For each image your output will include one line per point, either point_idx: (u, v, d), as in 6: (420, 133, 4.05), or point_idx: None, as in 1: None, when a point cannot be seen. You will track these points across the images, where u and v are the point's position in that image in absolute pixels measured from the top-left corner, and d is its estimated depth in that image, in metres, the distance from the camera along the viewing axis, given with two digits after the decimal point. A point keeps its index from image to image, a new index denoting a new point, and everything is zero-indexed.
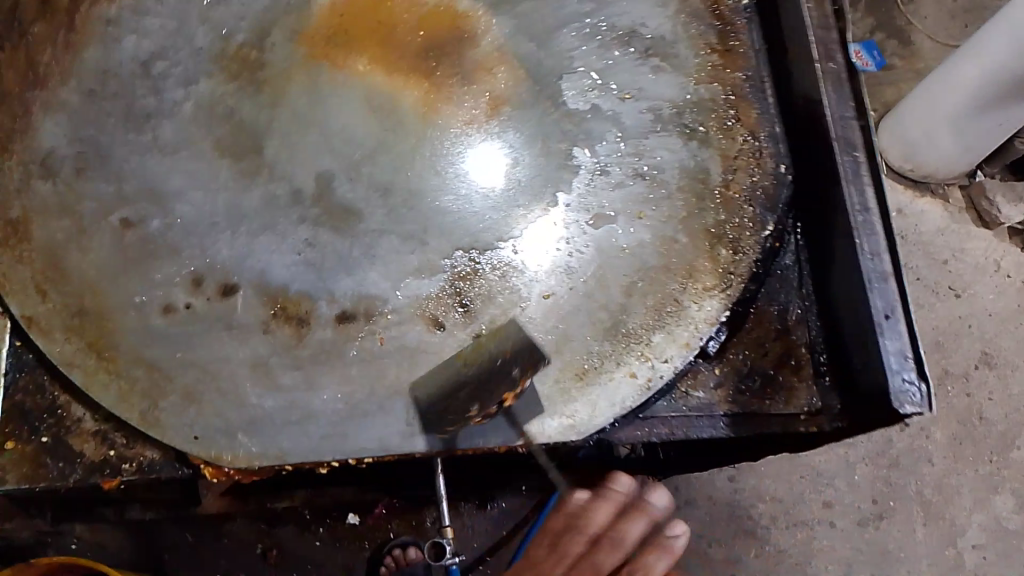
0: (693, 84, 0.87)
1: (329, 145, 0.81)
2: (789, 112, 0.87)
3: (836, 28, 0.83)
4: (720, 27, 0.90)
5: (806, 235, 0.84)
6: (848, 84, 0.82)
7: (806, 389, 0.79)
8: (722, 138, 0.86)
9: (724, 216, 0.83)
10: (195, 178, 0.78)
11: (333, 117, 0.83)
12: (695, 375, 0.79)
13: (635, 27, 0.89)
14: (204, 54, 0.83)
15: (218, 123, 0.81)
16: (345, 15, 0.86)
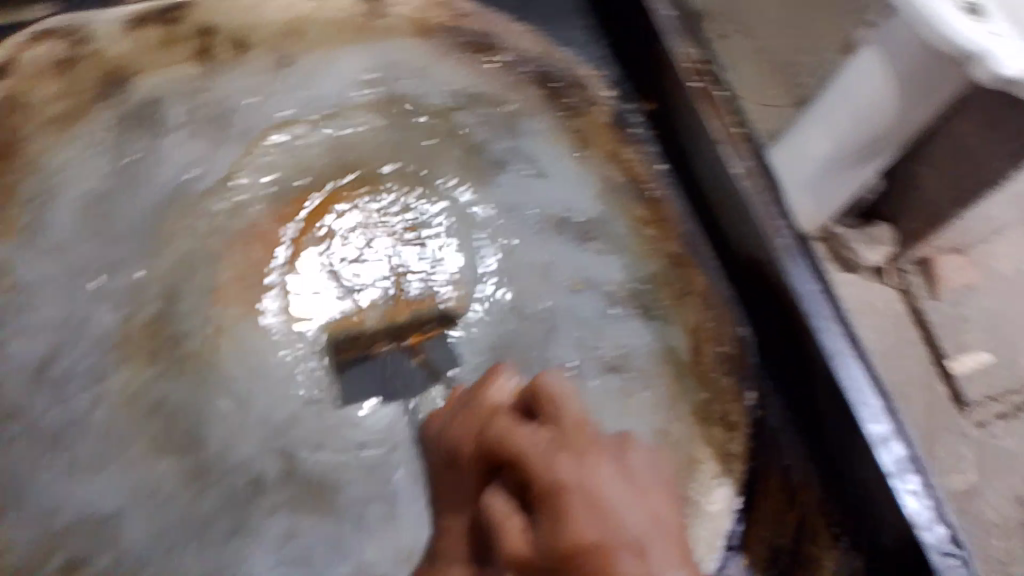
0: (638, 261, 0.85)
1: (286, 418, 0.72)
2: (735, 270, 0.86)
3: (777, 202, 0.82)
4: (646, 193, 0.87)
5: (777, 388, 0.83)
6: (806, 260, 0.80)
7: (829, 553, 0.77)
8: (672, 297, 0.84)
9: (706, 395, 0.81)
10: (132, 494, 0.67)
11: (254, 369, 0.73)
12: (735, 563, 0.76)
13: (564, 212, 0.85)
14: (104, 343, 0.71)
15: (144, 421, 0.70)
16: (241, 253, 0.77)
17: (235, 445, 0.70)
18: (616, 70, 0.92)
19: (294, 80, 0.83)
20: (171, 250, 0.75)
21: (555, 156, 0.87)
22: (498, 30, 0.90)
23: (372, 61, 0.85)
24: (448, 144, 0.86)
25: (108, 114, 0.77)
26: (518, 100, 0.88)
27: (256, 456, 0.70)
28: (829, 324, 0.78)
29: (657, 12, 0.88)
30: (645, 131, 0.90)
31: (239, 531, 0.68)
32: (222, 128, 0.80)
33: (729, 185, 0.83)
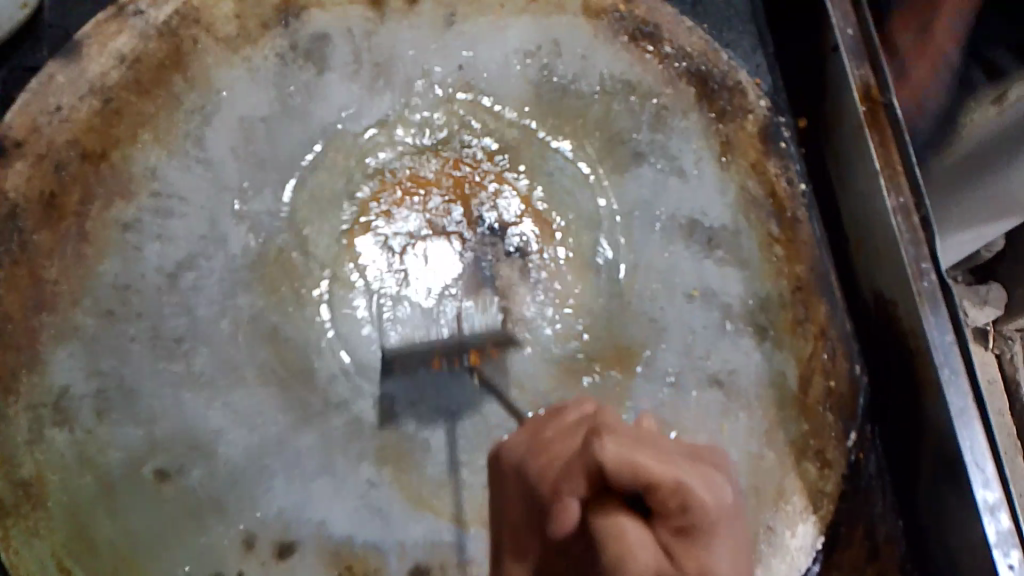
0: (763, 280, 0.83)
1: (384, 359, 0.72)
2: (858, 310, 0.84)
3: (928, 243, 0.77)
4: (783, 214, 0.85)
5: (871, 429, 0.81)
6: (945, 305, 0.76)
7: None
8: (788, 320, 0.82)
9: (808, 428, 0.78)
10: (233, 414, 0.69)
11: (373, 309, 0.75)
12: None
13: (697, 216, 0.84)
14: (238, 261, 0.73)
15: (258, 345, 0.71)
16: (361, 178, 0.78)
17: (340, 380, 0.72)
18: (775, 83, 0.92)
19: (460, 39, 0.83)
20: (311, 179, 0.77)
21: (698, 159, 0.86)
22: (664, 22, 0.88)
23: (537, 34, 0.86)
24: (595, 128, 0.85)
25: (281, 41, 0.79)
26: (671, 96, 0.87)
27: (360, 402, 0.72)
28: (956, 377, 0.74)
29: (840, 27, 0.84)
30: (794, 149, 0.88)
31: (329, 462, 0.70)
32: (382, 73, 0.81)
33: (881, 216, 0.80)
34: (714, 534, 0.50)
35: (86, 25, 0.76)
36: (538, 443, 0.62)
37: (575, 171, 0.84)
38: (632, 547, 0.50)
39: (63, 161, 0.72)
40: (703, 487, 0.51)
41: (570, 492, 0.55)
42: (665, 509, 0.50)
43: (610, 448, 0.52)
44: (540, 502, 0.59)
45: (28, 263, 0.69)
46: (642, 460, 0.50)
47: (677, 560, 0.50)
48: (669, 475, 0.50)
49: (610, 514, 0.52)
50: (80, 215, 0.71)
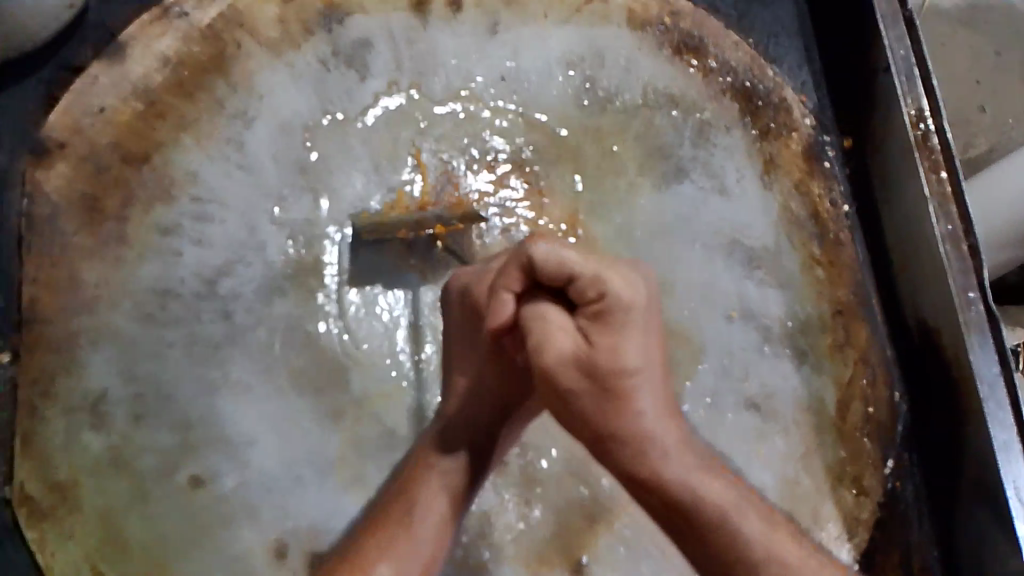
0: (804, 301, 0.81)
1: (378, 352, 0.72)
2: (901, 335, 0.83)
3: (977, 271, 0.75)
4: (826, 235, 0.84)
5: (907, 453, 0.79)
6: (993, 336, 0.73)
7: None
8: (828, 343, 0.80)
9: (845, 454, 0.78)
10: (266, 423, 0.69)
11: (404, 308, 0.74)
12: None
13: (738, 233, 0.83)
14: (276, 267, 0.72)
15: (294, 353, 0.71)
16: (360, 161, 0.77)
17: (376, 390, 0.71)
18: (822, 99, 0.90)
19: (503, 48, 0.82)
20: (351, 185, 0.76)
21: (740, 176, 0.84)
22: (710, 35, 0.87)
23: (581, 44, 0.84)
24: (636, 142, 0.84)
25: (324, 46, 0.78)
26: (714, 110, 0.86)
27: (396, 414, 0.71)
28: (1003, 413, 0.71)
29: (891, 48, 0.82)
30: (838, 168, 0.87)
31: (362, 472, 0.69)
32: (424, 82, 0.80)
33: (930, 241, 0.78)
34: (636, 377, 0.52)
35: (128, 26, 0.76)
36: (481, 266, 0.61)
37: (616, 184, 0.83)
38: (552, 331, 0.51)
39: (104, 162, 0.72)
40: (630, 341, 0.51)
41: (505, 289, 0.52)
42: (579, 297, 0.51)
43: (563, 314, 0.52)
44: (477, 303, 0.59)
45: (68, 266, 0.69)
46: (565, 256, 0.50)
47: (610, 394, 0.52)
48: (589, 268, 0.50)
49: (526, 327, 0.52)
50: (120, 219, 0.71)
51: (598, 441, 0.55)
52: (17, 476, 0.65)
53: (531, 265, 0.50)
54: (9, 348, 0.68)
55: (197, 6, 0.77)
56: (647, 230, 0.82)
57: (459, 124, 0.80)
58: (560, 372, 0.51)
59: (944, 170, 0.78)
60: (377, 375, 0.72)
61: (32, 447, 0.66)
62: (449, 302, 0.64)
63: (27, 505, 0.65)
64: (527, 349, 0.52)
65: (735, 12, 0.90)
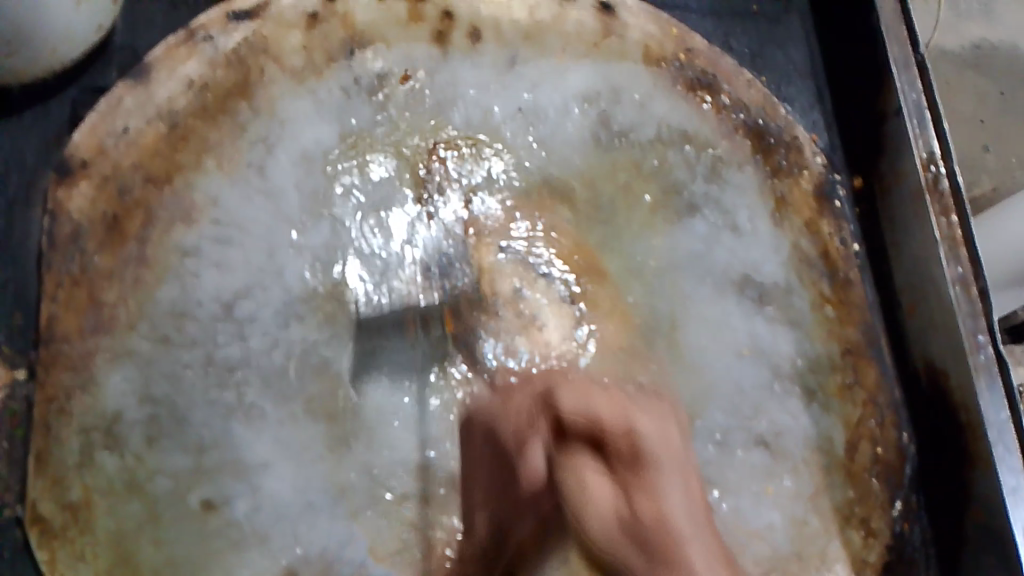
0: (814, 339, 0.82)
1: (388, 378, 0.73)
2: (908, 376, 0.83)
3: (986, 316, 0.76)
4: (835, 275, 0.85)
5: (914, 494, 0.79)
6: (1002, 381, 0.74)
7: None
8: (837, 382, 0.81)
9: (854, 495, 0.78)
10: (279, 448, 0.69)
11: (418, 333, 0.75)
12: None
13: (750, 271, 0.83)
14: (294, 292, 0.73)
15: (309, 378, 0.71)
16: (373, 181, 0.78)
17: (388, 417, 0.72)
18: (833, 139, 0.92)
19: (521, 82, 0.84)
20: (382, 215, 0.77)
21: (751, 213, 0.85)
22: (724, 74, 0.89)
23: (598, 80, 0.86)
24: (651, 177, 0.85)
25: (346, 74, 0.79)
26: (727, 148, 0.87)
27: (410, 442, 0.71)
28: (1011, 457, 0.72)
29: (904, 91, 0.83)
30: (848, 209, 0.88)
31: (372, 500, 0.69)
32: (443, 112, 0.81)
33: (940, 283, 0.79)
34: (659, 467, 0.59)
35: (155, 49, 0.76)
36: (502, 403, 0.69)
37: (629, 217, 0.84)
38: (589, 488, 0.58)
39: (127, 184, 0.72)
40: (650, 428, 0.62)
41: (535, 443, 0.63)
42: (615, 446, 0.60)
43: (599, 472, 0.59)
44: (505, 449, 0.66)
45: (87, 286, 0.69)
46: (593, 407, 0.62)
47: (662, 562, 0.54)
48: (621, 424, 0.61)
49: (576, 460, 0.60)
50: (141, 240, 0.71)
51: (620, 526, 0.56)
52: (31, 496, 0.65)
53: (559, 417, 0.62)
54: (24, 365, 0.69)
55: (223, 32, 0.78)
56: (659, 264, 0.83)
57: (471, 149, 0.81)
58: (600, 532, 0.57)
59: (955, 214, 0.80)
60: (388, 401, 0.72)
61: (44, 466, 0.66)
62: (471, 438, 0.70)
63: (39, 526, 0.65)
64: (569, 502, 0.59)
65: (747, 52, 0.93)
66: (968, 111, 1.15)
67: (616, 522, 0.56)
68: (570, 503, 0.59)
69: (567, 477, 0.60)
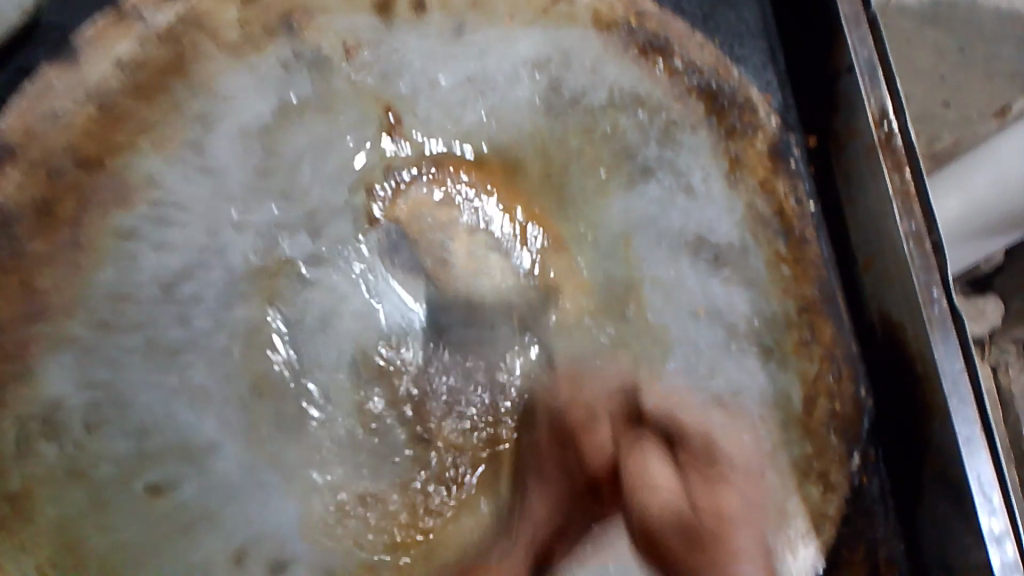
0: (769, 300, 0.82)
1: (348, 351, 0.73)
2: (863, 334, 0.83)
3: (939, 269, 0.76)
4: (790, 233, 0.84)
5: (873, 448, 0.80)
6: (956, 333, 0.75)
7: None
8: (794, 340, 0.81)
9: (811, 450, 0.79)
10: (227, 428, 0.69)
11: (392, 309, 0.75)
12: None
13: (704, 233, 0.83)
14: (238, 272, 0.72)
15: (255, 358, 0.70)
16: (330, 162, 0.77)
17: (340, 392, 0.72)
18: (785, 99, 0.89)
19: (471, 49, 0.81)
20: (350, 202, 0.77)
21: (705, 175, 0.85)
22: (676, 35, 0.86)
23: (547, 45, 0.84)
24: (603, 144, 0.84)
25: (286, 48, 0.77)
26: (680, 111, 0.86)
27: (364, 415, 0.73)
28: (967, 406, 0.73)
29: (855, 49, 0.82)
30: (802, 166, 0.87)
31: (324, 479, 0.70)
32: (387, 83, 0.80)
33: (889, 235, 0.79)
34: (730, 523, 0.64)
35: (83, 28, 0.73)
36: (631, 467, 0.70)
37: (584, 187, 0.84)
38: (656, 477, 0.67)
39: (60, 166, 0.70)
40: (736, 505, 0.66)
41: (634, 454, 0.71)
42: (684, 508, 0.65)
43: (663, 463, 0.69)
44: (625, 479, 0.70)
45: (21, 273, 0.67)
46: (657, 469, 0.68)
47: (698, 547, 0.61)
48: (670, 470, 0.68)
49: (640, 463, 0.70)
50: (76, 224, 0.69)
51: (682, 531, 0.63)
52: None
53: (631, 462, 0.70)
54: None
55: (155, 8, 0.74)
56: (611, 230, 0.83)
57: (426, 125, 0.80)
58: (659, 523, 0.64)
59: (908, 169, 0.79)
60: (344, 377, 0.73)
61: None
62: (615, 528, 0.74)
63: None
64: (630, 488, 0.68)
65: (700, 13, 0.89)
66: (928, 66, 1.13)
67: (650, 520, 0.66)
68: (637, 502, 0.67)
69: (625, 510, 0.69)
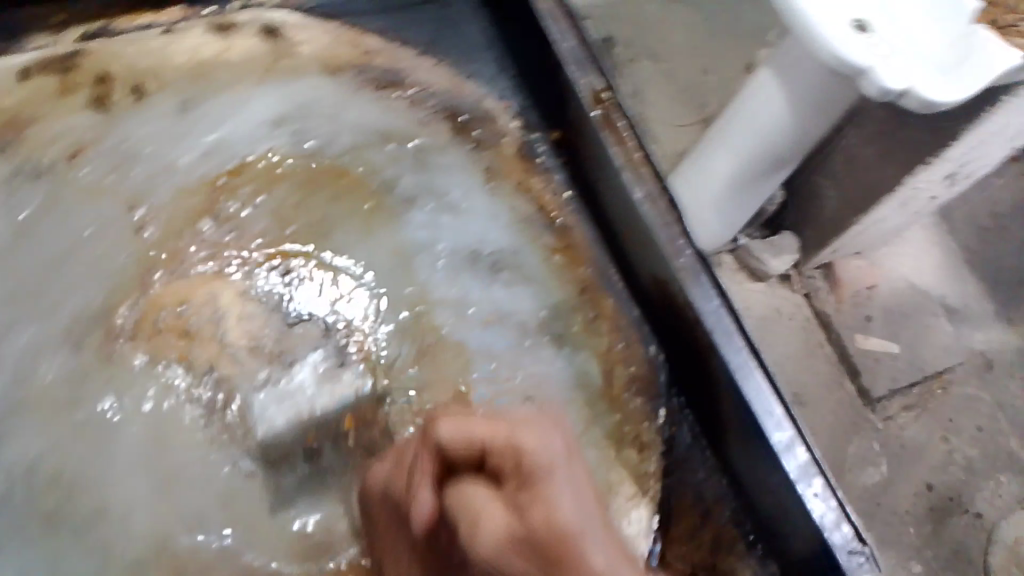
0: (550, 289, 0.87)
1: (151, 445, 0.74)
2: (640, 294, 0.87)
3: (677, 220, 0.82)
4: (554, 223, 0.90)
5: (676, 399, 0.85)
6: (707, 277, 0.80)
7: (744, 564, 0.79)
8: (582, 319, 0.86)
9: (620, 417, 0.83)
10: (37, 563, 0.69)
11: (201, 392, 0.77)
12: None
13: (476, 245, 0.87)
14: (16, 400, 0.74)
15: (54, 478, 0.72)
16: (92, 266, 0.79)
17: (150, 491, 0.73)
18: (523, 102, 0.95)
19: (204, 122, 0.85)
20: (156, 315, 0.79)
21: (463, 190, 0.89)
22: (404, 66, 0.92)
23: (282, 104, 0.87)
24: (363, 184, 0.87)
25: (12, 170, 0.79)
26: (427, 135, 0.90)
27: (198, 508, 0.73)
28: (733, 334, 0.77)
29: (560, 41, 0.88)
30: (552, 159, 0.93)
31: None
32: (122, 175, 0.82)
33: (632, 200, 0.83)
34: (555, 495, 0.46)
35: None
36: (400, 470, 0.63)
37: (356, 221, 0.86)
38: (482, 516, 0.46)
39: None
40: (567, 498, 0.45)
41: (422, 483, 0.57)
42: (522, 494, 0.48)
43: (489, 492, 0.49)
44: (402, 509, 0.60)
45: None
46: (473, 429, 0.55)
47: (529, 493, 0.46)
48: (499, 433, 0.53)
49: (462, 485, 0.51)
50: None
51: (516, 546, 0.43)
52: None
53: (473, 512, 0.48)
54: None
55: None
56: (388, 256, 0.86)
57: (177, 205, 0.82)
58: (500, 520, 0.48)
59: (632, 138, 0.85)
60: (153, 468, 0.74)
61: None
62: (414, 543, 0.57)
63: None
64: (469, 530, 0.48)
65: (426, 34, 0.94)
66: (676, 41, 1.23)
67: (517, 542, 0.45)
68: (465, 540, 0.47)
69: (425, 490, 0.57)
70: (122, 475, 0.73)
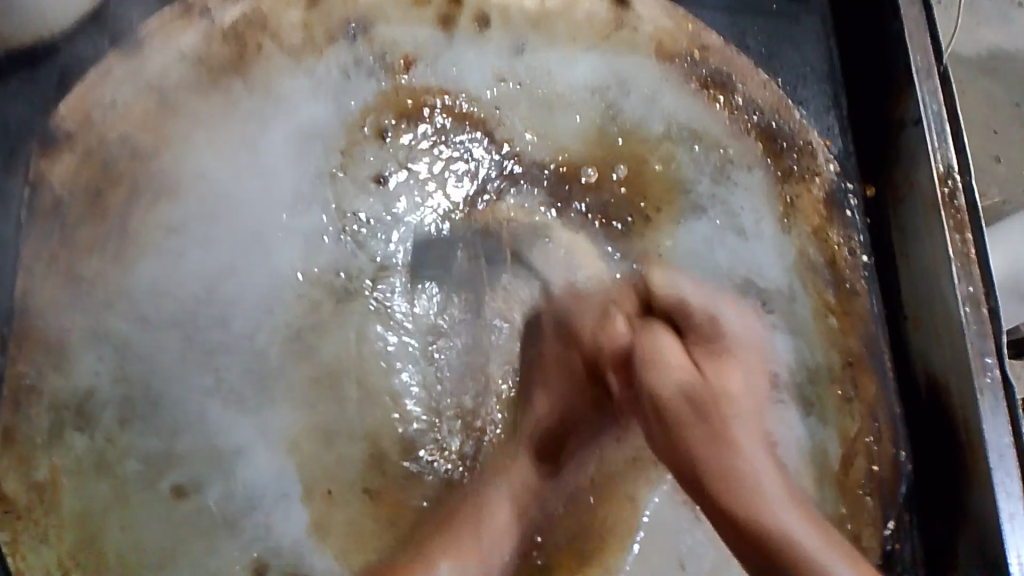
0: (813, 351, 0.80)
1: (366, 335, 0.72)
2: (911, 395, 0.81)
3: (994, 336, 0.74)
4: (840, 284, 0.82)
5: (904, 513, 0.78)
6: (1007, 404, 0.72)
7: None
8: (836, 393, 0.79)
9: (845, 511, 0.77)
10: (259, 435, 0.68)
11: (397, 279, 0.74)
12: None
13: (752, 276, 0.81)
14: (280, 278, 0.71)
15: (290, 363, 0.70)
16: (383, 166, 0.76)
17: (371, 405, 0.71)
18: (846, 146, 0.88)
19: (527, 70, 0.81)
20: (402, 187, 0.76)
21: (756, 216, 0.82)
22: (738, 72, 0.85)
23: (606, 70, 0.83)
24: (654, 175, 0.82)
25: (345, 54, 0.77)
26: (737, 148, 0.84)
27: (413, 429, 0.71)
28: (1012, 481, 0.71)
29: (925, 101, 0.80)
30: (858, 217, 0.85)
31: (345, 489, 0.69)
32: (442, 99, 0.78)
33: (949, 287, 0.76)
34: (737, 353, 0.68)
35: (150, 20, 0.74)
36: (576, 295, 0.74)
37: (647, 201, 0.81)
38: (663, 350, 0.65)
39: (115, 156, 0.70)
40: (735, 320, 0.70)
41: (616, 314, 0.70)
42: (695, 330, 0.68)
43: (670, 338, 0.66)
44: (575, 330, 0.71)
45: (66, 260, 0.68)
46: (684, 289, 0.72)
47: (707, 417, 0.61)
48: (705, 307, 0.70)
49: (652, 328, 0.67)
50: (124, 214, 0.69)
51: (690, 401, 0.62)
52: None
53: (650, 294, 0.72)
54: None
55: (221, 4, 0.75)
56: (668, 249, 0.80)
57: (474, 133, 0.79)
58: (669, 393, 0.62)
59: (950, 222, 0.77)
60: (383, 382, 0.71)
61: (13, 443, 0.64)
62: (545, 343, 0.73)
63: (5, 505, 0.63)
64: (639, 367, 0.65)
65: (763, 51, 0.90)
66: (987, 120, 1.14)
67: (684, 395, 0.62)
68: (643, 374, 0.64)
69: (549, 336, 0.73)
70: (350, 379, 0.71)
